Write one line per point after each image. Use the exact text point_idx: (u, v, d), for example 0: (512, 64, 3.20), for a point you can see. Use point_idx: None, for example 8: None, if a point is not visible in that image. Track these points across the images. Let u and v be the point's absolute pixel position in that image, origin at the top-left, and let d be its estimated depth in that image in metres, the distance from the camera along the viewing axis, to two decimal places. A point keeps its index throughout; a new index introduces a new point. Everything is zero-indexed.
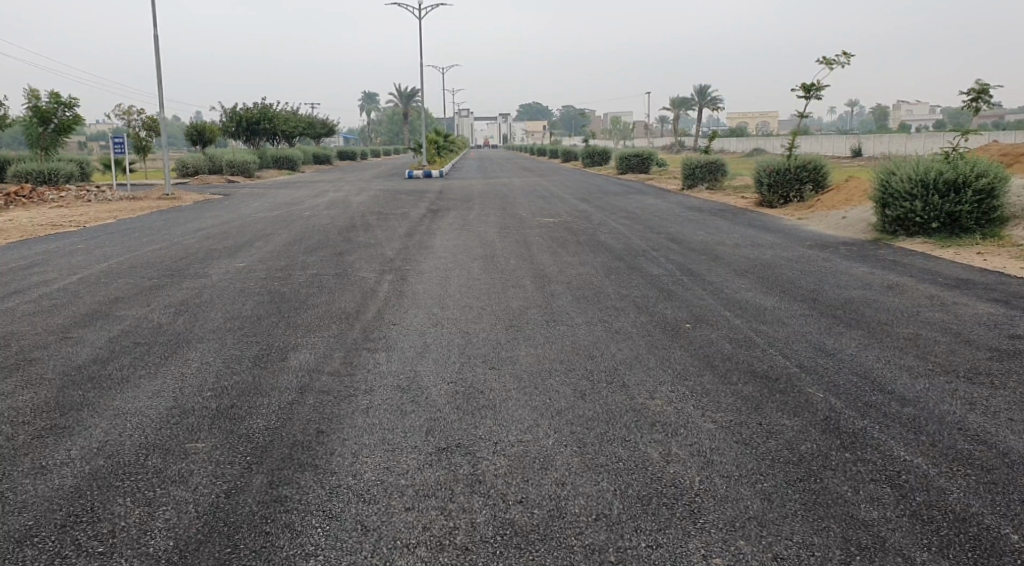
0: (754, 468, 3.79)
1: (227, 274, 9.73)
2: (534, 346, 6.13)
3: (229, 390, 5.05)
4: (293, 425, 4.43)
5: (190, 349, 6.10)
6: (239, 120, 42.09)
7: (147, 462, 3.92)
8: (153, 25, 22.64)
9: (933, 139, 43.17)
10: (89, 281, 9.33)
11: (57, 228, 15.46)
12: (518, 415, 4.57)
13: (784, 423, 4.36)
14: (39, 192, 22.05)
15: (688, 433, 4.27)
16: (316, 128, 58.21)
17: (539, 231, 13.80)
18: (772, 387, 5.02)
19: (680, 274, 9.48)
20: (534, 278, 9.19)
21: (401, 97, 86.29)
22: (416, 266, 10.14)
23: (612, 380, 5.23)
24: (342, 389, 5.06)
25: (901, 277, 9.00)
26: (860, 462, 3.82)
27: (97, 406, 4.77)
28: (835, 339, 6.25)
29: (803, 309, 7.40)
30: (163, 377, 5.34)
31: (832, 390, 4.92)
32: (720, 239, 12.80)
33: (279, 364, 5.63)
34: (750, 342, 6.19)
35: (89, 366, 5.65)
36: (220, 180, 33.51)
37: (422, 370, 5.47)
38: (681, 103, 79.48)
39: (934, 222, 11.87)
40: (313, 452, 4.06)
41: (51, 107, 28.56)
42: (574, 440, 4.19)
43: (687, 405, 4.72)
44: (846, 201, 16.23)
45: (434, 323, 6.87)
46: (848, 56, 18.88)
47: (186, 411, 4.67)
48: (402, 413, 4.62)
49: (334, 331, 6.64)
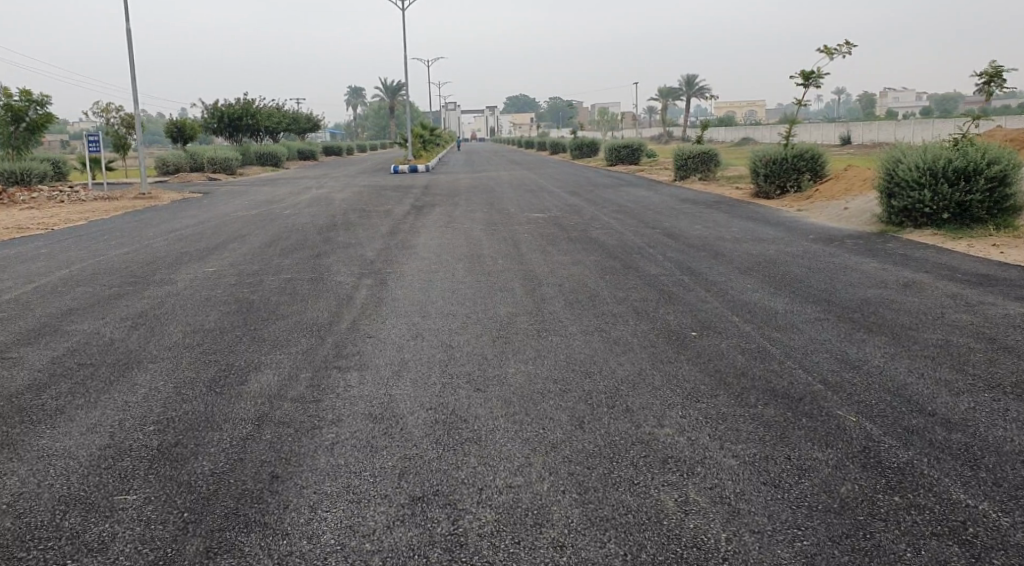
0: (790, 520, 3.24)
1: (196, 281, 9.03)
2: (525, 361, 5.50)
3: (176, 423, 4.39)
4: (245, 468, 3.79)
5: (140, 371, 5.42)
6: (220, 116, 41.17)
7: (62, 522, 3.30)
8: (126, 22, 21.88)
9: (925, 126, 42.68)
10: (44, 290, 8.60)
11: (20, 231, 14.67)
12: (507, 450, 3.95)
13: (815, 457, 3.77)
14: (10, 194, 21.17)
15: (706, 472, 3.65)
16: (302, 124, 57.33)
17: (528, 228, 13.15)
18: (796, 409, 4.40)
19: (681, 274, 8.85)
20: (525, 281, 8.55)
21: (386, 90, 85.19)
22: (397, 269, 9.48)
23: (614, 403, 4.60)
24: (307, 420, 4.40)
25: (916, 273, 8.44)
26: (914, 509, 3.29)
27: (19, 446, 4.10)
28: (858, 347, 5.65)
29: (816, 311, 6.81)
30: (104, 407, 4.65)
31: (865, 412, 4.31)
32: (718, 233, 12.18)
33: (237, 390, 4.96)
34: (765, 353, 5.57)
35: (21, 394, 4.94)
36: (201, 177, 32.64)
37: (399, 394, 4.82)
38: (666, 94, 79.47)
39: (944, 212, 11.30)
40: (262, 505, 3.43)
41: (22, 105, 27.53)
42: (573, 484, 3.56)
43: (701, 434, 4.11)
44: (847, 192, 15.64)
45: (415, 335, 6.24)
46: (850, 43, 18.31)
47: (123, 450, 4.01)
48: (373, 450, 3.98)
49: (303, 346, 5.99)
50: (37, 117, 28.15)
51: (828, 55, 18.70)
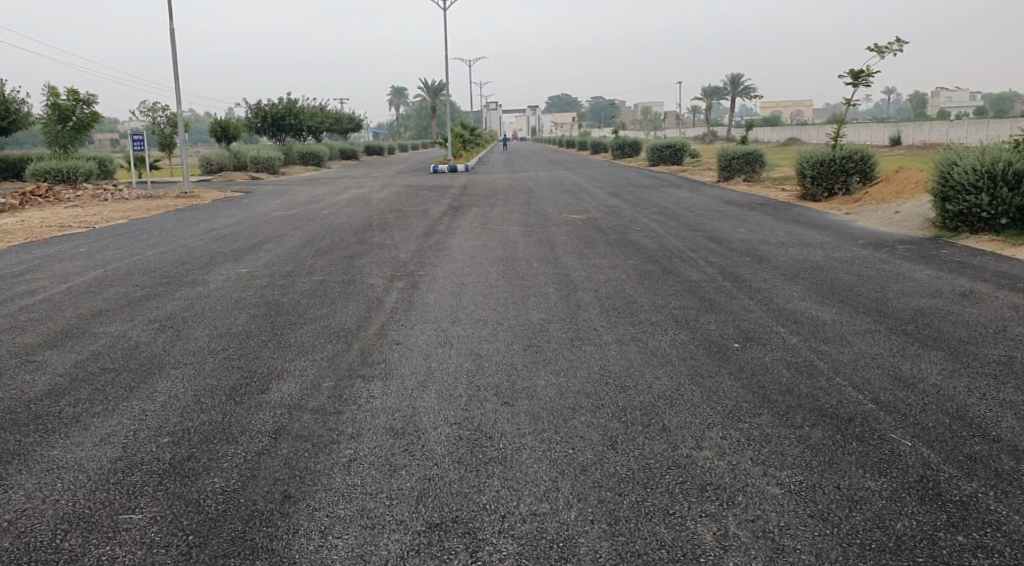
0: (838, 560, 2.95)
1: (227, 282, 8.95)
2: (556, 372, 5.25)
3: (191, 435, 4.23)
4: (257, 485, 3.62)
5: (161, 376, 5.30)
6: (263, 116, 41.64)
7: (63, 545, 3.20)
8: (169, 22, 22.15)
9: (980, 127, 41.40)
10: (78, 290, 8.60)
11: (62, 230, 14.86)
12: (532, 472, 3.70)
13: (868, 486, 3.44)
14: (56, 192, 21.57)
15: (747, 502, 3.36)
16: (344, 124, 57.78)
17: (565, 230, 12.89)
18: (847, 432, 4.07)
19: (722, 280, 8.51)
20: (559, 285, 8.30)
21: (428, 90, 85.47)
22: (430, 271, 9.30)
23: (650, 422, 4.32)
24: (325, 434, 4.21)
25: (973, 282, 7.98)
26: (980, 552, 2.97)
27: (31, 456, 4.00)
28: (913, 362, 5.27)
29: (867, 322, 6.43)
30: (121, 416, 4.53)
31: (923, 437, 3.96)
32: (762, 237, 11.77)
33: (257, 399, 4.79)
34: (813, 368, 5.22)
35: (39, 401, 4.84)
36: (243, 176, 32.98)
37: (423, 407, 4.60)
38: (714, 91, 78.05)
39: (1003, 218, 10.72)
40: (271, 529, 3.27)
41: (70, 104, 28.08)
42: (602, 513, 3.31)
43: (743, 458, 3.81)
44: (898, 195, 15.04)
45: (443, 342, 6.04)
46: (903, 41, 17.67)
47: (134, 464, 3.87)
48: (392, 469, 3.77)
49: (329, 352, 5.82)
50: (84, 116, 28.64)
51: (879, 54, 18.03)
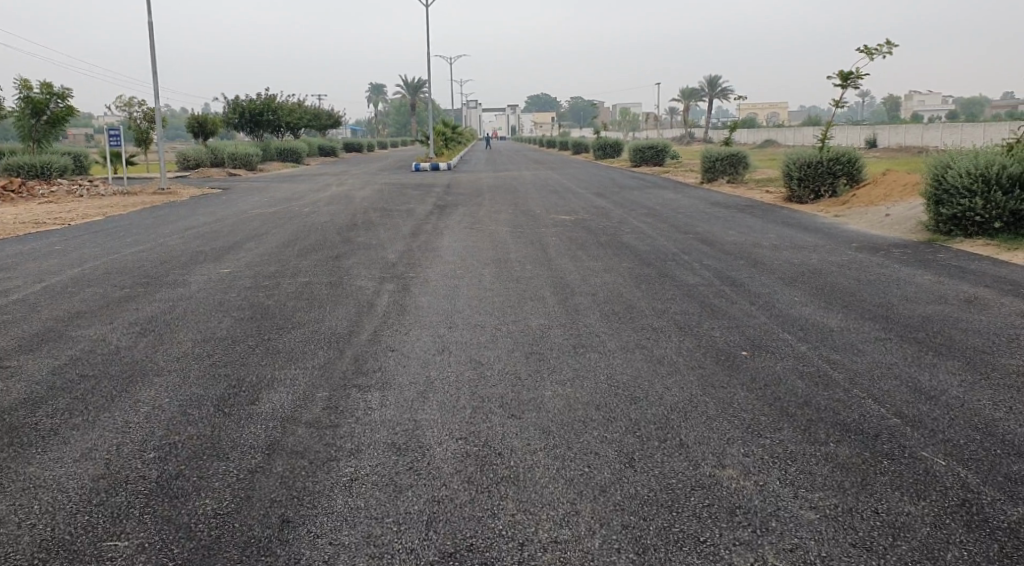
0: None
1: (211, 283, 8.62)
2: (562, 382, 5.01)
3: (178, 450, 3.93)
4: (252, 508, 3.35)
5: (143, 385, 4.98)
6: (241, 111, 40.94)
7: None
8: (147, 14, 21.57)
9: (954, 131, 41.79)
10: (53, 290, 8.21)
11: (35, 226, 14.37)
12: (548, 494, 3.45)
13: (908, 511, 3.24)
14: (29, 188, 20.96)
15: (782, 528, 3.15)
16: (323, 120, 57.14)
17: (555, 230, 12.66)
18: (875, 449, 3.87)
19: (720, 284, 8.32)
20: (555, 289, 8.07)
21: (407, 88, 84.88)
22: (420, 273, 9.04)
23: (668, 437, 4.10)
24: (322, 450, 3.94)
25: (975, 288, 7.87)
26: None
27: (4, 474, 3.69)
28: (930, 373, 5.10)
29: (876, 329, 6.26)
30: (101, 429, 4.21)
31: (956, 455, 3.77)
32: (755, 240, 11.62)
33: (247, 411, 4.50)
34: (828, 379, 5.03)
35: (14, 411, 4.52)
36: (222, 173, 32.43)
37: (425, 421, 4.34)
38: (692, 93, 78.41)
39: (997, 221, 10.68)
40: (271, 559, 3.01)
41: (43, 97, 27.35)
42: (629, 542, 3.08)
43: (770, 479, 3.59)
44: (887, 198, 14.99)
45: (441, 349, 5.78)
46: (892, 44, 17.66)
47: (117, 483, 3.58)
48: (397, 490, 3.51)
49: (320, 360, 5.53)
50: (58, 110, 27.90)
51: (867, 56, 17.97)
